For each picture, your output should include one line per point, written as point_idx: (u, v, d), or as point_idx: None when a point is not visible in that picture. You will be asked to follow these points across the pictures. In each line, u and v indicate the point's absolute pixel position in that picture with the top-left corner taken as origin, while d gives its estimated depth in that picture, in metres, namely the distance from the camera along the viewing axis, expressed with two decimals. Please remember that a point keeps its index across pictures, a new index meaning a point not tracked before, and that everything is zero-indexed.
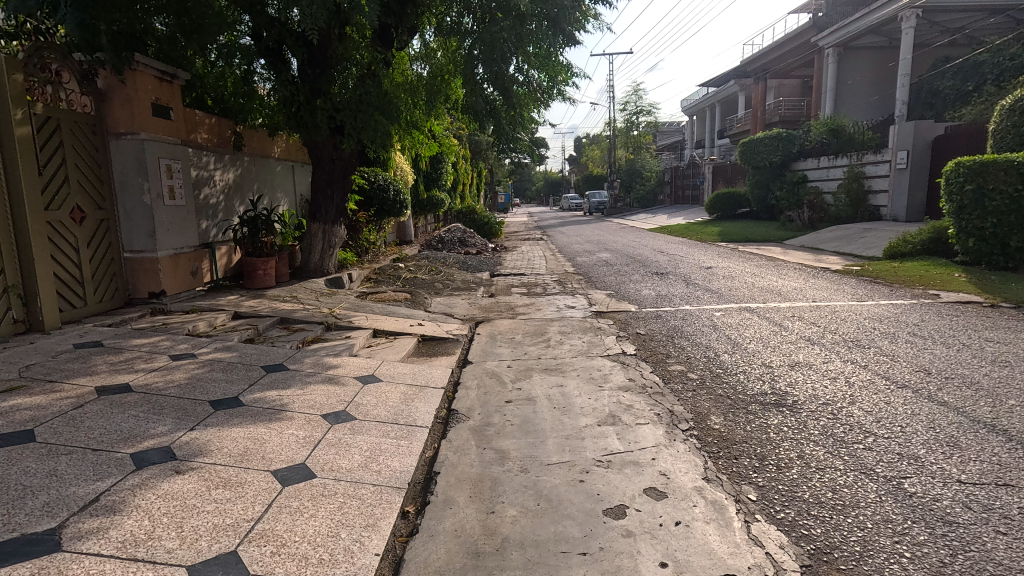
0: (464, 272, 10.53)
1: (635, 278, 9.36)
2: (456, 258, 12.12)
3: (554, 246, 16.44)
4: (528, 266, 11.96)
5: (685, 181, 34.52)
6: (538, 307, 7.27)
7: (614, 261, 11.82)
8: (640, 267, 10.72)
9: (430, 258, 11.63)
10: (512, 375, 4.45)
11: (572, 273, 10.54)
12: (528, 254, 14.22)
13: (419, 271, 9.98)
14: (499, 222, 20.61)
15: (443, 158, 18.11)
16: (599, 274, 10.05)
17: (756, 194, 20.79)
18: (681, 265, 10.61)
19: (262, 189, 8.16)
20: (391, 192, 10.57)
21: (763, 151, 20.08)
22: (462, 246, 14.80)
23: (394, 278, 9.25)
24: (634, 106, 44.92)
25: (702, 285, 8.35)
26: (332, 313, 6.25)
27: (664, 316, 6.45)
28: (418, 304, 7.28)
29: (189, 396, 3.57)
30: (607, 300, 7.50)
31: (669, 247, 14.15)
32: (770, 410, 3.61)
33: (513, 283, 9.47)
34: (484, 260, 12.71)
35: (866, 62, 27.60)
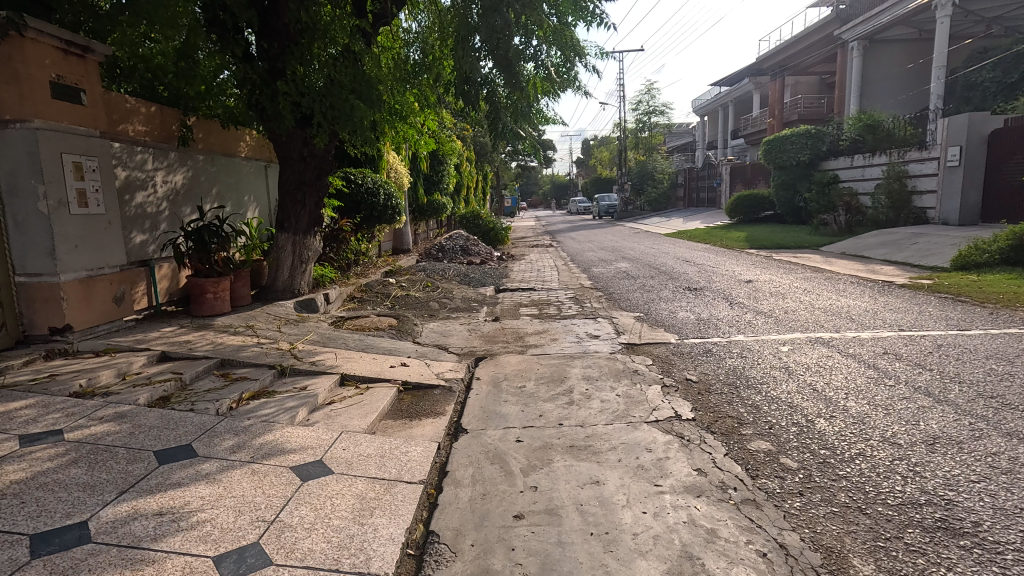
0: (465, 288, 9.17)
1: (665, 295, 8.00)
2: (457, 270, 10.78)
3: (566, 254, 15.12)
4: (539, 278, 10.62)
5: (699, 184, 33.14)
6: (553, 336, 5.91)
7: (635, 273, 10.46)
8: (667, 280, 9.35)
9: (427, 271, 10.28)
10: (523, 461, 3.08)
11: (590, 287, 9.19)
12: (538, 265, 12.87)
13: (412, 287, 8.63)
14: (505, 228, 19.29)
15: (444, 158, 16.82)
16: (621, 290, 8.69)
17: (782, 196, 19.34)
18: (715, 279, 9.21)
19: (221, 192, 6.83)
20: (380, 196, 9.27)
21: (790, 149, 18.69)
22: (465, 256, 13.48)
23: (382, 297, 7.90)
24: (646, 105, 43.58)
25: (748, 305, 6.99)
26: (293, 350, 4.92)
27: (714, 352, 5.07)
28: (406, 333, 5.94)
29: (6, 523, 2.23)
30: (638, 326, 6.14)
31: (695, 255, 12.80)
32: (947, 547, 2.20)
33: (522, 302, 8.13)
34: (489, 271, 11.38)
35: (894, 55, 26.11)
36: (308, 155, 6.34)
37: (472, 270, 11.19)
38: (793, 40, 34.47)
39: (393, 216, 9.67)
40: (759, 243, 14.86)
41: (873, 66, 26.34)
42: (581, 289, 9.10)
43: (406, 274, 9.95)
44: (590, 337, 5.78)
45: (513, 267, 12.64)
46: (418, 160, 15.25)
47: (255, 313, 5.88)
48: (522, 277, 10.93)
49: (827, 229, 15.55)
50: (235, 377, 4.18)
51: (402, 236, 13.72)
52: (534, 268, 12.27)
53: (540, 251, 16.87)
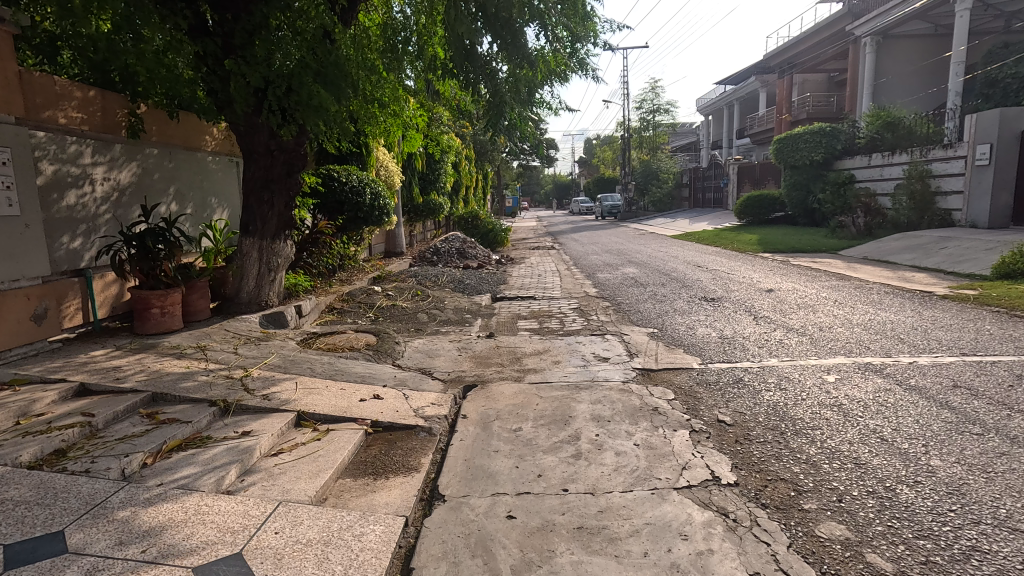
0: (459, 297, 8.37)
1: (679, 306, 7.20)
2: (451, 276, 9.99)
3: (569, 258, 14.34)
4: (540, 285, 9.81)
5: (705, 184, 32.31)
6: (555, 359, 5.11)
7: (644, 279, 9.67)
8: (679, 288, 8.56)
9: (419, 277, 9.48)
10: (516, 555, 2.28)
11: (595, 296, 8.39)
12: (537, 269, 12.06)
13: (399, 295, 7.84)
14: (505, 229, 18.50)
15: (441, 156, 16.05)
16: (629, 300, 7.89)
17: (794, 196, 18.53)
18: (732, 287, 8.41)
19: (179, 191, 6.05)
20: (366, 195, 8.50)
21: (803, 147, 17.91)
22: (461, 259, 12.69)
23: (364, 308, 7.12)
24: (650, 104, 42.79)
25: (774, 319, 6.19)
26: (246, 378, 4.13)
27: (746, 382, 4.27)
28: (385, 353, 5.15)
29: None
30: (652, 347, 5.34)
31: (706, 260, 12.00)
32: None
33: (520, 314, 7.32)
34: (486, 277, 10.59)
35: (908, 52, 25.32)
36: (276, 148, 5.56)
37: (468, 275, 10.38)
38: (802, 37, 33.63)
39: (381, 217, 8.91)
40: (773, 246, 14.05)
41: (886, 62, 25.49)
42: (586, 298, 8.31)
43: (395, 280, 9.18)
44: (598, 360, 4.99)
45: (512, 272, 11.83)
46: (413, 157, 14.48)
47: (212, 330, 5.09)
48: (521, 283, 10.12)
49: (844, 231, 14.73)
50: (163, 419, 3.39)
51: (394, 238, 12.96)
52: (535, 273, 11.48)
53: (541, 253, 16.07)
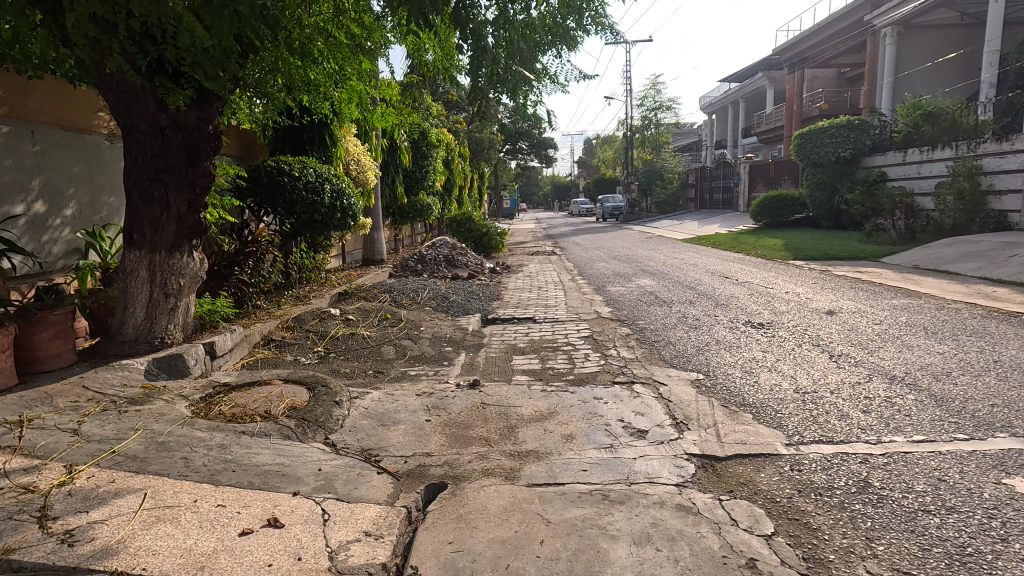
0: (440, 320, 6.74)
1: (722, 337, 5.57)
2: (435, 290, 8.34)
3: (573, 265, 12.72)
4: (540, 302, 8.18)
5: (713, 184, 30.68)
6: (566, 432, 3.47)
7: (665, 294, 8.05)
8: (712, 308, 6.95)
9: (394, 294, 7.85)
10: None
11: (609, 318, 6.77)
12: (538, 280, 10.44)
13: (363, 318, 6.20)
14: (501, 232, 16.89)
15: (430, 152, 14.46)
16: (653, 325, 6.28)
17: (818, 197, 16.97)
18: (779, 307, 6.79)
19: (44, 187, 4.37)
20: (324, 195, 6.97)
21: (827, 143, 16.38)
22: (450, 270, 11.04)
23: (312, 341, 5.47)
24: (652, 101, 41.16)
25: (861, 359, 4.57)
26: (56, 491, 2.51)
27: (879, 490, 2.63)
28: (316, 422, 3.49)
29: None
30: (707, 409, 3.70)
31: (731, 269, 10.39)
32: None
33: (516, 347, 5.68)
34: (477, 291, 8.97)
35: (930, 43, 23.86)
36: (169, 124, 3.91)
37: (456, 289, 8.76)
38: (813, 30, 32.09)
39: (343, 222, 7.32)
40: (804, 252, 12.43)
41: (907, 55, 24.03)
42: (598, 321, 6.68)
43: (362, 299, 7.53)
44: (632, 435, 3.35)
45: (509, 284, 10.19)
46: (397, 153, 12.91)
47: (58, 391, 3.45)
48: (519, 299, 8.49)
49: (881, 236, 13.14)
50: None
51: (374, 245, 11.40)
52: (534, 285, 9.84)
53: (542, 260, 14.47)
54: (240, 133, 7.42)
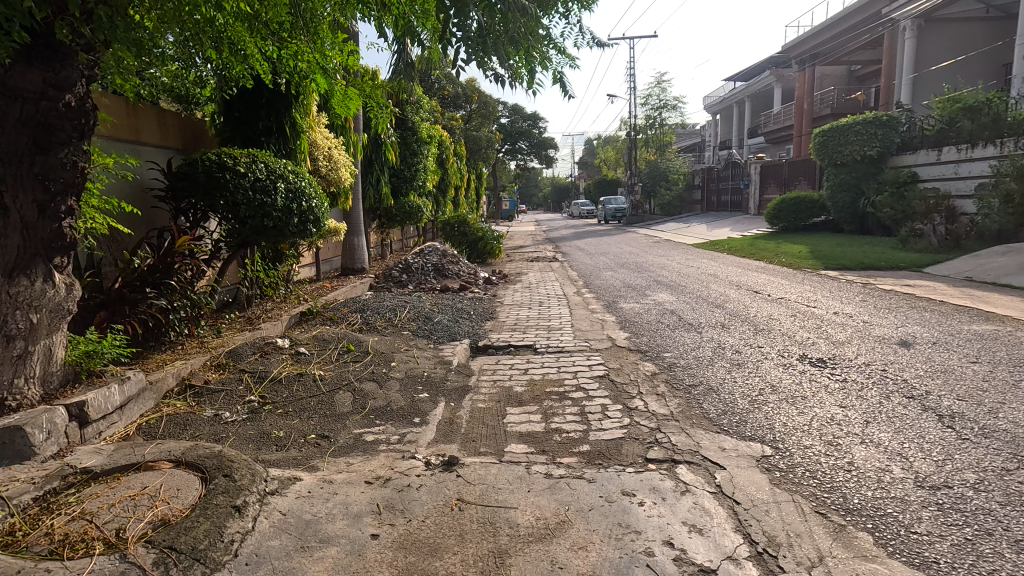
0: (420, 351, 5.48)
1: (777, 382, 4.32)
2: (418, 308, 7.09)
3: (577, 275, 11.49)
4: (542, 323, 6.93)
5: (720, 185, 29.48)
6: (586, 571, 2.20)
7: (689, 315, 6.81)
8: (751, 335, 5.72)
9: (367, 315, 6.56)
10: None
11: (626, 348, 5.52)
12: (539, 294, 9.19)
13: (320, 352, 4.90)
14: (498, 237, 15.65)
15: (422, 149, 13.23)
16: (684, 360, 5.02)
17: (841, 199, 15.72)
18: (835, 335, 5.55)
19: None
20: (278, 194, 5.69)
21: (852, 140, 15.16)
22: (439, 281, 9.77)
23: (243, 389, 4.17)
24: (656, 99, 39.89)
25: (986, 424, 3.33)
26: None
27: None
28: (190, 553, 2.20)
29: None
30: (797, 520, 2.46)
31: (758, 282, 9.16)
32: None
33: (512, 392, 4.42)
34: (469, 309, 7.72)
35: (951, 37, 22.70)
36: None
37: (444, 307, 7.53)
38: (824, 25, 30.93)
39: (303, 228, 6.02)
40: (834, 261, 11.20)
41: (927, 50, 22.86)
42: (613, 352, 5.44)
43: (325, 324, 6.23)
44: None
45: (505, 298, 8.94)
46: (384, 148, 11.68)
47: None
48: (516, 318, 7.24)
49: (919, 242, 11.89)
50: None
51: (354, 253, 10.20)
52: (535, 300, 8.60)
53: (542, 268, 13.22)
54: (180, 122, 6.20)
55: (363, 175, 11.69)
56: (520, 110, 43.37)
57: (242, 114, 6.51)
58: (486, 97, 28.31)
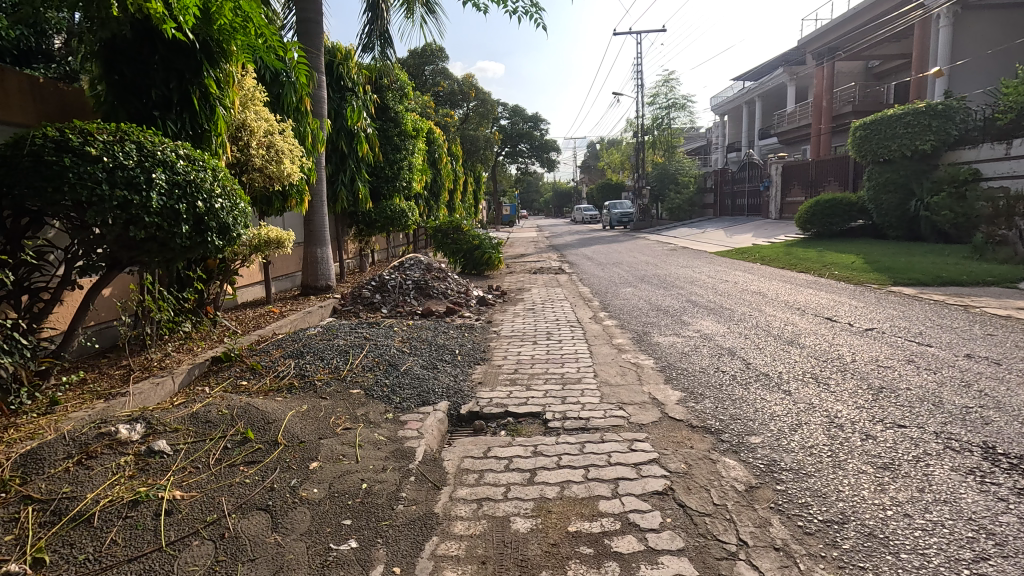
0: (369, 433, 3.56)
1: (991, 522, 2.37)
2: (382, 348, 5.17)
3: (591, 292, 9.58)
4: (553, 368, 5.03)
5: (735, 188, 27.63)
6: None
7: (756, 360, 4.89)
8: (869, 399, 3.80)
9: (305, 364, 4.63)
10: None
11: (686, 425, 3.60)
12: (547, 319, 7.29)
13: (191, 450, 2.95)
14: (498, 245, 13.72)
15: (408, 145, 11.33)
16: (789, 455, 3.09)
17: (887, 200, 13.82)
18: (1007, 402, 3.61)
19: None
20: (157, 185, 3.69)
21: (902, 133, 13.29)
22: (420, 303, 7.86)
23: (4, 548, 2.21)
24: (663, 98, 38.03)
25: None
26: None
27: None
28: None
29: None
30: None
31: (823, 305, 7.24)
32: None
33: (510, 536, 2.48)
34: (456, 345, 5.82)
35: (988, 25, 21.02)
36: None
37: (421, 343, 5.63)
38: (843, 18, 29.28)
39: (198, 241, 4.03)
40: (900, 274, 9.29)
41: (962, 40, 21.11)
42: (666, 432, 3.52)
43: (234, 384, 4.28)
44: None
45: (504, 326, 7.06)
46: (359, 142, 9.77)
47: None
48: (518, 361, 5.32)
49: (999, 251, 9.95)
50: None
51: (318, 267, 8.33)
52: (543, 329, 6.70)
53: (548, 282, 11.33)
54: (29, 83, 4.25)
55: (335, 174, 9.79)
56: (521, 112, 41.70)
57: (123, 75, 4.49)
58: (485, 96, 26.55)
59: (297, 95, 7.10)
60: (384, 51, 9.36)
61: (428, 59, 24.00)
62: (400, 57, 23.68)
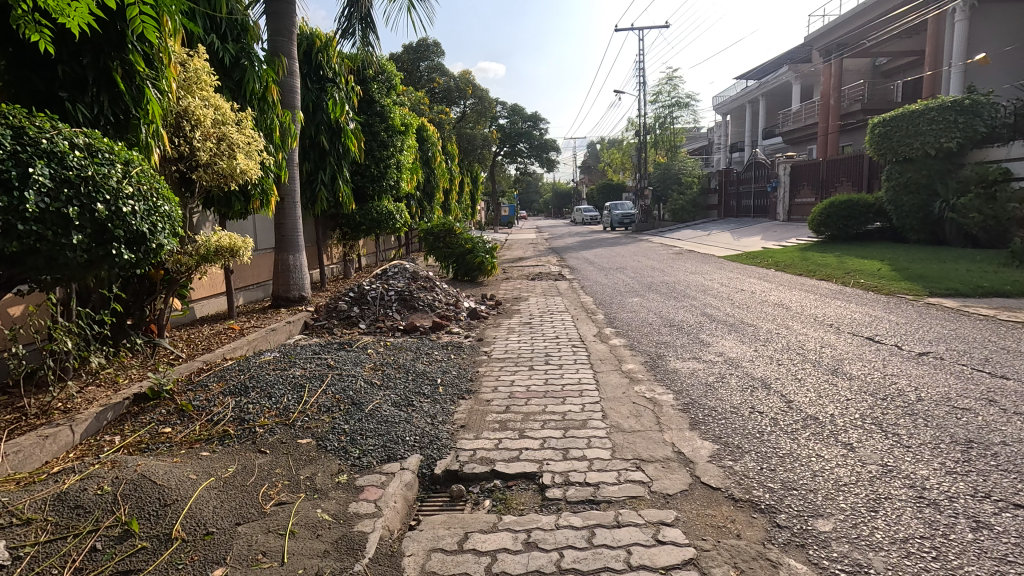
0: (309, 509, 2.68)
1: None
2: (347, 379, 4.32)
3: (594, 302, 8.74)
4: (551, 404, 4.19)
5: (740, 189, 26.79)
6: None
7: (798, 395, 4.04)
8: (961, 460, 2.95)
9: (246, 403, 3.77)
10: None
11: (725, 497, 2.75)
12: (545, 336, 6.46)
13: (41, 556, 2.12)
14: (494, 249, 12.86)
15: (396, 141, 10.46)
16: (880, 557, 2.23)
17: (908, 202, 12.98)
18: None
19: None
20: (38, 180, 2.81)
21: (925, 128, 12.49)
22: (403, 317, 7.02)
23: None
24: (666, 96, 37.19)
25: None
26: None
27: None
28: None
29: None
30: None
31: (858, 320, 6.39)
32: None
33: None
34: (438, 370, 4.98)
35: (1006, 19, 20.25)
36: None
37: (397, 370, 4.78)
38: (852, 14, 28.54)
39: (100, 254, 3.14)
40: (934, 283, 8.44)
41: (978, 34, 20.37)
42: (701, 508, 2.67)
43: (154, 433, 3.44)
44: None
45: (496, 343, 6.24)
46: (343, 137, 8.91)
47: None
48: (510, 393, 4.47)
49: None
50: None
51: (290, 275, 7.47)
52: (540, 348, 5.87)
53: (546, 289, 10.49)
54: None
55: (314, 172, 8.94)
56: (520, 111, 40.90)
57: (20, 44, 3.54)
58: (482, 93, 25.76)
59: (261, 82, 6.25)
60: (367, 37, 8.48)
61: (424, 55, 23.22)
62: (395, 52, 22.88)
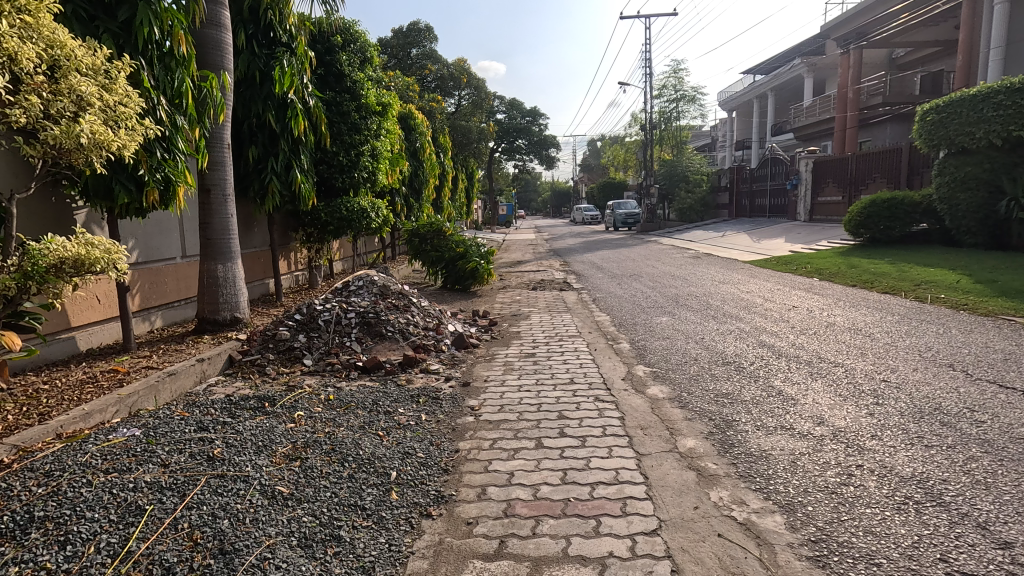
0: None
1: None
2: (233, 489, 2.56)
3: (613, 322, 7.03)
4: (576, 537, 2.43)
5: (754, 187, 25.14)
6: None
7: (1008, 528, 2.32)
8: None
9: (5, 570, 1.97)
10: None
11: None
12: (556, 378, 4.74)
13: None
14: (490, 253, 11.04)
15: (369, 124, 8.65)
16: None
17: (965, 200, 11.29)
18: None
19: None
20: None
21: (988, 113, 10.76)
22: (364, 350, 5.28)
23: None
24: (672, 90, 35.46)
25: None
26: None
27: None
28: None
29: None
30: None
31: (983, 359, 4.66)
32: None
33: None
34: (396, 453, 3.21)
35: None
36: None
37: (325, 460, 2.99)
38: None
39: None
40: None
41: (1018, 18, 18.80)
42: None
43: None
44: None
45: (487, 391, 4.50)
46: (291, 114, 7.10)
47: None
48: (505, 506, 2.72)
49: None
50: None
51: (218, 291, 5.70)
52: (550, 402, 4.13)
53: (551, 303, 8.76)
54: None
55: (264, 159, 7.25)
56: (519, 105, 39.24)
57: None
58: (479, 83, 24.05)
59: (164, 26, 4.46)
60: None
61: (415, 41, 21.53)
62: (383, 37, 21.24)
